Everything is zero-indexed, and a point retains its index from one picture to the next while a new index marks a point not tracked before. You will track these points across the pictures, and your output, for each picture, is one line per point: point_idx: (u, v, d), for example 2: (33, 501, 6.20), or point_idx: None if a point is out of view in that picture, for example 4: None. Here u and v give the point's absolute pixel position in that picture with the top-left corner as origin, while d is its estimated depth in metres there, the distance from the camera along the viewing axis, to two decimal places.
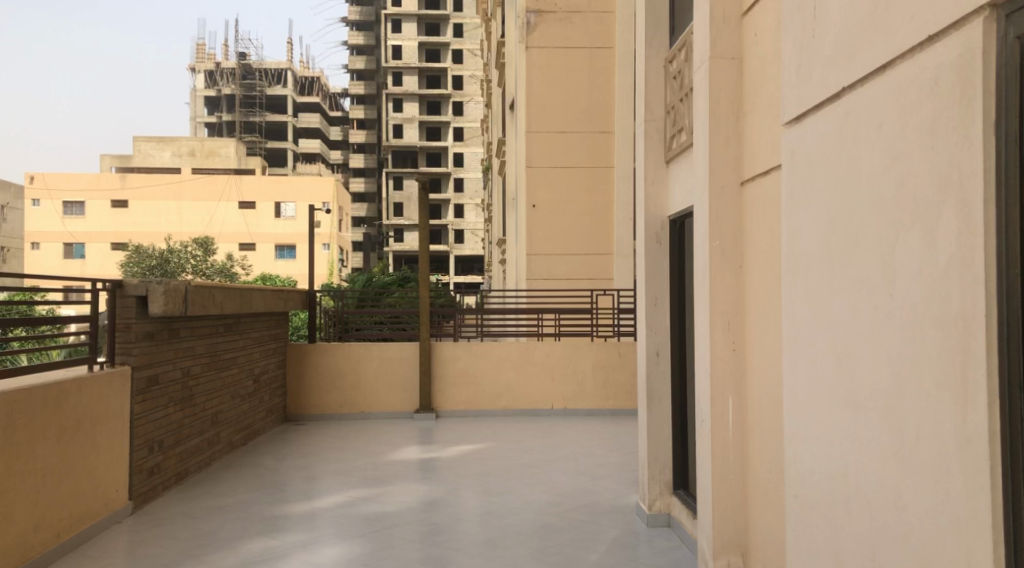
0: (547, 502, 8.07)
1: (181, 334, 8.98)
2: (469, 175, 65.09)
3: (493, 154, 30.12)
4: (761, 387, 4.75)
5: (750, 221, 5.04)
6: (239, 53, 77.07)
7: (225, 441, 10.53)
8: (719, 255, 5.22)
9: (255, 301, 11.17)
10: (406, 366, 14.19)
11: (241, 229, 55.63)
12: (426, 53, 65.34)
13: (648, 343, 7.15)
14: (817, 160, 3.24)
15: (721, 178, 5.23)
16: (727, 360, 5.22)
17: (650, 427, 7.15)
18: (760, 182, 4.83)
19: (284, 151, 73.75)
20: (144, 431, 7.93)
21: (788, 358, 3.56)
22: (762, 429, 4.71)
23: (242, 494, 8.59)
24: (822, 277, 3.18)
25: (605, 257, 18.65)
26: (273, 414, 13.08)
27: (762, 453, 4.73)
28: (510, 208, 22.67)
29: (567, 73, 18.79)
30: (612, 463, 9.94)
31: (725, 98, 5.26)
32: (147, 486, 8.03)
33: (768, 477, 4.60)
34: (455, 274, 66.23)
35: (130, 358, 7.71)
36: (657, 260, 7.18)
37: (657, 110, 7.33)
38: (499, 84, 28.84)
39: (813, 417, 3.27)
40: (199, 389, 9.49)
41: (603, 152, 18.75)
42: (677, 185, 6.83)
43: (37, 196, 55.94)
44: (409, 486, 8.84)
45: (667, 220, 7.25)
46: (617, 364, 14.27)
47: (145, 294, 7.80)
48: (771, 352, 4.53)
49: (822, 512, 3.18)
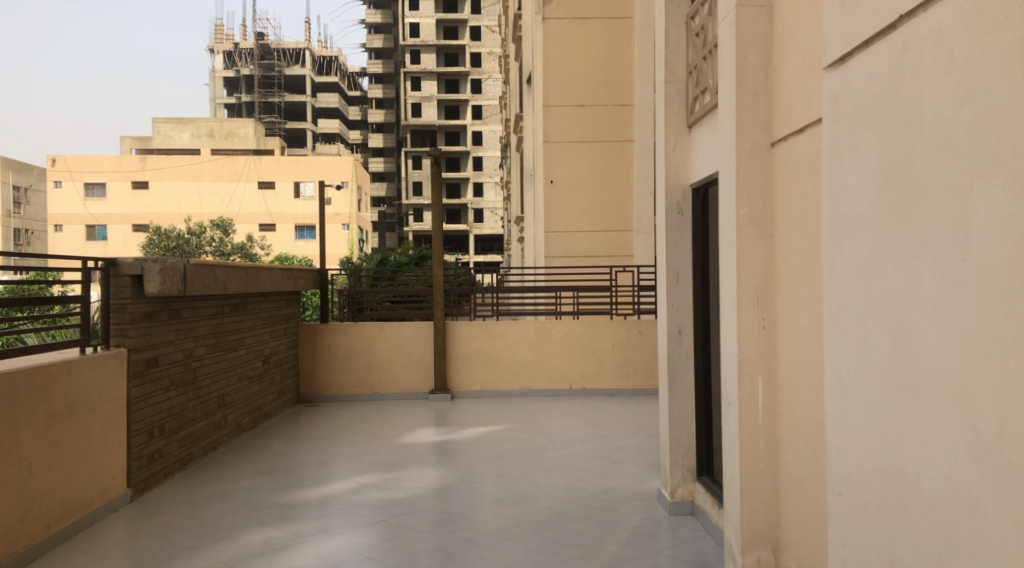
0: (563, 488, 7.68)
1: (182, 315, 8.66)
2: (488, 153, 64.50)
3: (511, 131, 29.63)
4: (795, 368, 4.32)
5: (782, 186, 4.57)
6: (257, 33, 76.70)
7: (233, 424, 10.23)
8: (748, 223, 4.77)
9: (262, 279, 10.82)
10: (421, 345, 13.83)
11: (261, 210, 55.23)
12: (444, 30, 64.64)
13: (669, 320, 6.72)
14: (866, 107, 2.77)
15: (750, 138, 4.77)
16: (755, 338, 4.77)
17: (671, 409, 6.74)
18: (793, 140, 4.38)
19: (303, 132, 73.51)
20: (142, 415, 7.62)
21: (828, 338, 3.11)
22: (797, 416, 4.27)
23: (248, 481, 8.28)
24: (872, 239, 2.73)
25: (624, 233, 18.17)
26: (285, 395, 12.80)
27: (795, 440, 4.31)
28: (529, 185, 22.14)
29: (585, 44, 18.19)
30: (631, 446, 9.52)
31: (753, 50, 4.77)
32: (148, 473, 7.74)
33: (803, 467, 4.19)
34: (476, 253, 65.86)
35: (126, 340, 7.42)
36: (679, 232, 6.73)
37: (678, 70, 6.82)
38: (516, 59, 28.32)
39: (862, 406, 2.82)
40: (203, 371, 9.19)
41: (623, 126, 18.15)
42: (700, 151, 6.36)
43: (59, 178, 56.39)
44: (421, 471, 8.49)
45: (688, 189, 6.76)
46: (638, 343, 13.83)
47: (141, 273, 7.45)
48: (808, 330, 4.08)
49: (874, 516, 2.74)
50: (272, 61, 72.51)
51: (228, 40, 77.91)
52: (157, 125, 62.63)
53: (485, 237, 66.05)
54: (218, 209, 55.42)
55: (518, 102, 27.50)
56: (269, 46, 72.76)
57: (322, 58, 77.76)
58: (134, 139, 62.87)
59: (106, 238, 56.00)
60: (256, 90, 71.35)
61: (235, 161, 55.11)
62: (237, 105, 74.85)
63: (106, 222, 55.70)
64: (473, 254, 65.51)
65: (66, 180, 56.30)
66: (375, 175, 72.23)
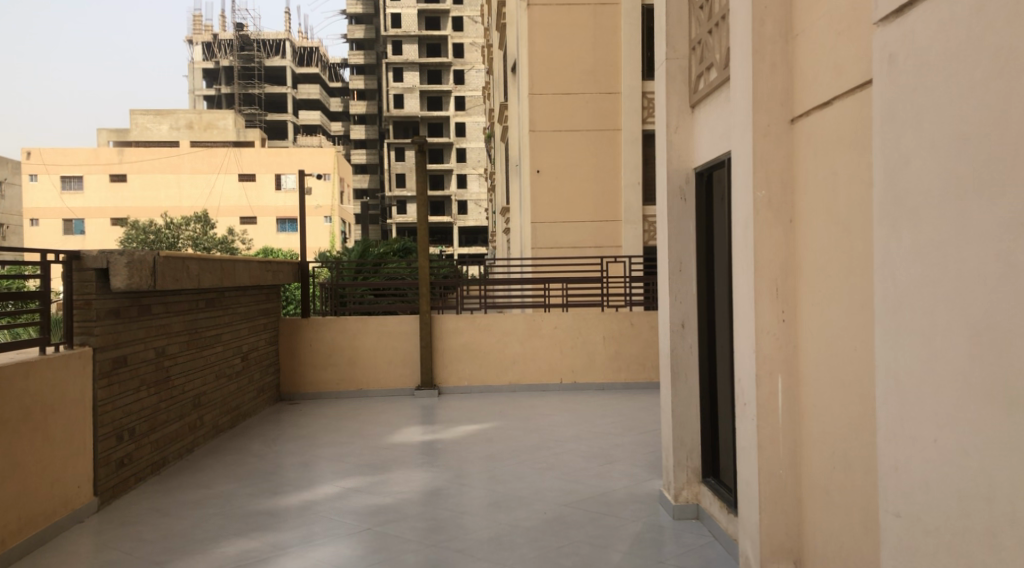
0: (559, 491, 7.27)
1: (153, 311, 8.17)
2: (472, 144, 63.94)
3: (496, 121, 29.13)
4: (826, 365, 3.95)
5: (806, 166, 4.19)
6: (236, 25, 75.43)
7: (209, 425, 9.75)
8: (766, 207, 4.38)
9: (240, 273, 10.32)
10: (406, 340, 13.39)
11: (242, 203, 54.41)
12: (426, 20, 63.90)
13: (672, 312, 6.32)
14: (938, 64, 2.38)
15: (768, 115, 4.37)
16: (774, 333, 4.38)
17: (674, 407, 6.36)
18: (821, 115, 3.99)
19: (284, 124, 72.55)
20: (110, 418, 7.13)
21: (880, 336, 2.71)
22: (829, 419, 3.90)
23: (224, 486, 7.82)
24: (948, 218, 2.34)
25: (611, 223, 17.75)
26: (265, 392, 12.32)
27: (826, 445, 3.95)
28: (514, 175, 21.65)
29: (571, 31, 17.77)
30: (627, 443, 9.13)
31: (771, 18, 4.37)
32: (117, 480, 7.27)
33: (837, 473, 3.82)
34: (460, 245, 65.35)
35: (91, 339, 6.91)
36: (682, 220, 6.34)
37: (680, 46, 6.39)
38: (498, 48, 27.82)
39: (928, 412, 2.44)
40: (177, 370, 8.71)
41: (611, 114, 17.71)
42: (706, 131, 5.96)
43: (34, 171, 55.28)
44: (409, 474, 8.05)
45: (692, 173, 6.36)
46: (630, 335, 13.46)
47: (107, 267, 6.97)
48: (845, 325, 3.70)
49: (947, 542, 2.35)
50: (252, 52, 71.43)
51: (206, 31, 76.77)
52: (135, 117, 61.48)
53: (469, 229, 65.58)
54: (198, 202, 54.56)
55: (502, 92, 27.05)
56: (249, 37, 71.68)
57: (303, 49, 76.68)
58: (110, 132, 61.67)
59: (84, 232, 54.98)
60: (235, 82, 70.28)
61: (214, 153, 54.19)
62: (217, 98, 73.75)
63: (83, 216, 54.68)
64: (457, 246, 64.97)
65: (41, 174, 55.14)
66: (358, 167, 71.40)
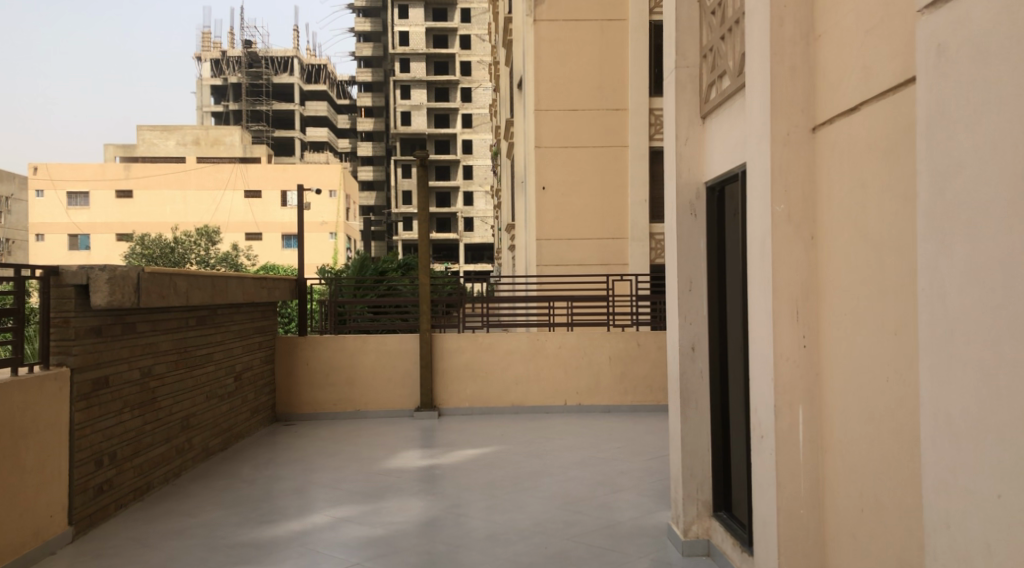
0: (560, 523, 6.87)
1: (138, 329, 7.83)
2: (479, 161, 63.84)
3: (502, 138, 28.87)
4: (855, 394, 3.57)
5: (828, 177, 3.84)
6: (244, 42, 75.65)
7: (199, 448, 9.39)
8: (785, 222, 4.03)
9: (232, 290, 10.00)
10: (406, 359, 13.02)
11: (248, 219, 54.28)
12: (433, 38, 64.04)
13: (681, 334, 5.96)
14: (998, 53, 2.03)
15: (787, 122, 4.02)
16: (795, 359, 4.01)
17: (684, 436, 5.97)
18: (848, 121, 3.64)
19: (292, 141, 72.62)
20: (88, 443, 6.77)
21: (927, 368, 2.34)
22: (859, 455, 3.53)
23: (210, 514, 7.44)
24: (1010, 234, 1.98)
25: (618, 240, 17.40)
26: (259, 413, 11.96)
27: (856, 484, 3.57)
28: (519, 192, 21.33)
29: (578, 47, 17.51)
30: (634, 470, 8.72)
31: (791, 17, 4.03)
32: (94, 508, 6.90)
33: (870, 516, 3.45)
34: (466, 262, 65.10)
35: (68, 358, 6.56)
36: (692, 236, 5.99)
37: (691, 54, 6.05)
38: (505, 65, 27.61)
39: (988, 462, 2.06)
40: (163, 391, 8.36)
41: (617, 130, 17.41)
42: (718, 143, 5.62)
43: (41, 187, 55.24)
44: (404, 502, 7.67)
45: (702, 187, 6.01)
46: (637, 356, 13.08)
47: (87, 283, 6.64)
48: (878, 352, 3.35)
49: None
50: (260, 69, 71.56)
51: (215, 48, 77.02)
52: (141, 132, 61.47)
53: (475, 246, 65.36)
54: (204, 218, 54.46)
55: (508, 107, 26.80)
56: (257, 54, 71.88)
57: (311, 67, 76.84)
58: (117, 147, 61.69)
59: (89, 247, 54.86)
60: (243, 99, 70.38)
61: (221, 169, 54.12)
62: (224, 114, 73.88)
63: (89, 231, 54.61)
64: (463, 263, 64.73)
65: (48, 189, 55.09)
66: (364, 184, 71.30)
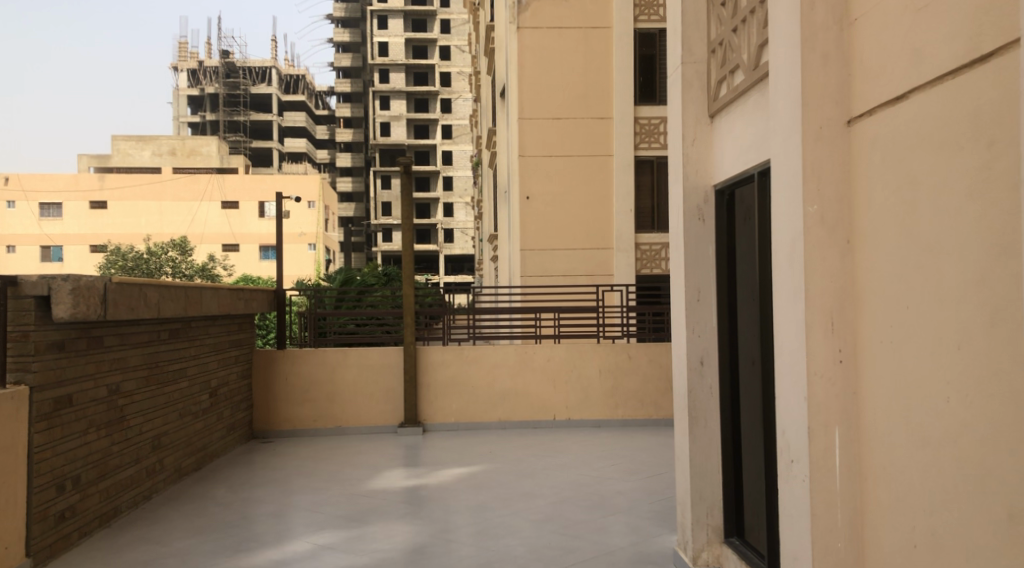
0: (558, 550, 6.45)
1: (106, 343, 7.34)
2: (459, 173, 63.56)
3: (483, 147, 28.51)
4: (902, 417, 3.21)
5: (866, 174, 3.49)
6: (222, 52, 74.90)
7: (171, 468, 8.89)
8: (818, 225, 3.68)
9: (207, 301, 9.52)
10: (389, 374, 12.56)
11: (225, 229, 53.61)
12: (413, 50, 63.85)
13: (690, 349, 5.60)
14: None
15: (821, 114, 3.68)
16: (830, 376, 3.65)
17: (693, 456, 5.59)
18: (890, 112, 3.29)
19: (270, 152, 71.90)
20: (48, 467, 6.26)
21: None
22: (911, 485, 3.14)
23: (183, 542, 6.95)
24: None
25: (603, 251, 17.06)
26: (236, 431, 11.45)
27: (907, 518, 3.18)
28: (502, 202, 20.94)
29: (562, 55, 17.20)
30: (631, 490, 8.33)
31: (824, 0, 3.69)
32: (55, 537, 6.37)
33: (925, 553, 3.06)
34: (446, 274, 64.70)
35: (27, 376, 6.05)
36: (701, 243, 5.63)
37: (698, 49, 5.68)
38: (486, 74, 27.29)
39: None
40: (133, 410, 7.85)
41: (602, 140, 17.08)
42: (730, 144, 5.27)
43: (12, 197, 54.12)
44: (389, 527, 7.21)
45: (711, 191, 5.66)
46: (627, 369, 12.71)
47: (48, 294, 6.15)
48: (934, 369, 2.97)
49: None
50: (238, 79, 70.78)
51: (192, 58, 76.18)
52: (116, 143, 60.54)
53: (455, 257, 64.96)
54: (180, 229, 53.56)
55: (490, 117, 26.24)
56: (235, 64, 71.23)
57: (289, 77, 76.26)
58: (91, 157, 60.67)
59: (62, 259, 53.78)
60: (221, 109, 69.64)
61: (197, 179, 53.08)
62: (201, 124, 73.04)
63: (61, 243, 53.59)
64: (443, 274, 64.19)
65: (19, 200, 53.99)
66: (342, 196, 70.64)
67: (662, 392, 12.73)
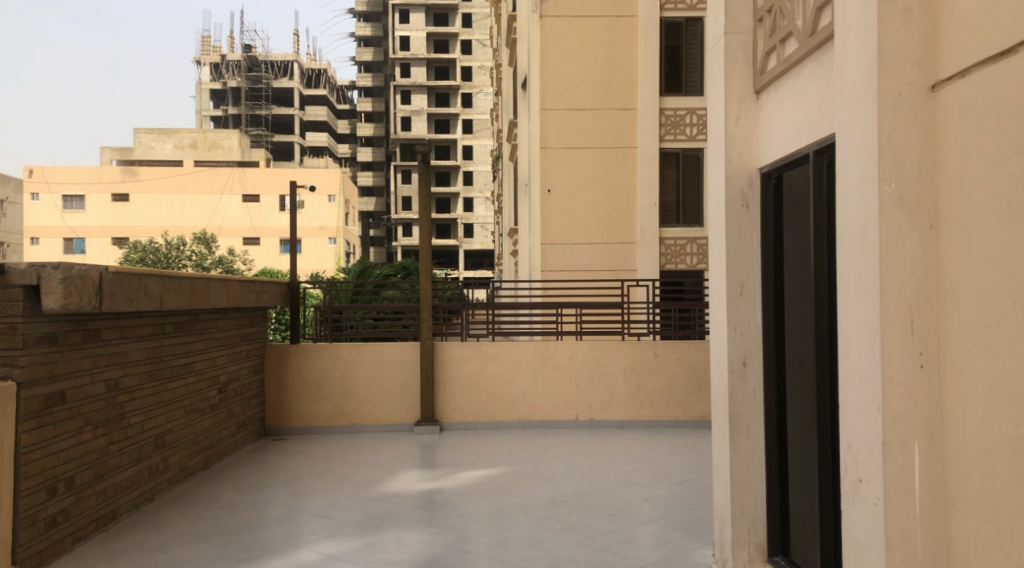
0: (582, 563, 5.97)
1: (104, 336, 6.93)
2: (479, 167, 63.12)
3: (503, 138, 27.96)
4: (1000, 435, 2.68)
5: (955, 147, 2.96)
6: (243, 45, 74.75)
7: (176, 468, 8.50)
8: (897, 209, 3.17)
9: (214, 293, 9.10)
10: (406, 370, 12.12)
11: (245, 223, 53.16)
12: (434, 44, 63.42)
13: (731, 349, 5.10)
14: None
15: (900, 79, 3.15)
16: (909, 384, 3.13)
17: (734, 467, 5.09)
18: (989, 72, 2.75)
19: (291, 146, 71.82)
20: (39, 468, 5.86)
21: None
22: (1014, 518, 2.60)
23: (184, 549, 6.53)
24: None
25: (625, 245, 16.51)
26: (246, 428, 11.06)
27: (1009, 557, 2.64)
28: (523, 195, 20.40)
29: (585, 44, 16.61)
30: (660, 498, 7.82)
31: None
32: (45, 543, 5.96)
33: None
34: (465, 269, 64.40)
35: (14, 371, 5.64)
36: (744, 231, 5.13)
37: (742, 18, 5.14)
38: (508, 64, 26.72)
39: None
40: (134, 407, 7.45)
41: (627, 132, 16.52)
42: (780, 122, 4.74)
43: (36, 189, 54.32)
44: (402, 536, 6.75)
45: (756, 175, 5.14)
46: (652, 368, 12.19)
47: (38, 284, 5.75)
48: None
49: None
50: (260, 73, 70.60)
51: (215, 52, 76.14)
52: (138, 136, 60.63)
53: (474, 252, 64.62)
54: (200, 222, 53.49)
55: (511, 110, 25.67)
56: (257, 58, 71.13)
57: (311, 71, 76.00)
58: (113, 150, 60.76)
59: (84, 251, 53.90)
60: (243, 103, 69.57)
61: (219, 172, 52.98)
62: (223, 118, 73.07)
63: (83, 235, 53.71)
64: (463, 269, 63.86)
65: (43, 192, 54.17)
66: (363, 189, 70.47)
67: (688, 392, 12.20)
